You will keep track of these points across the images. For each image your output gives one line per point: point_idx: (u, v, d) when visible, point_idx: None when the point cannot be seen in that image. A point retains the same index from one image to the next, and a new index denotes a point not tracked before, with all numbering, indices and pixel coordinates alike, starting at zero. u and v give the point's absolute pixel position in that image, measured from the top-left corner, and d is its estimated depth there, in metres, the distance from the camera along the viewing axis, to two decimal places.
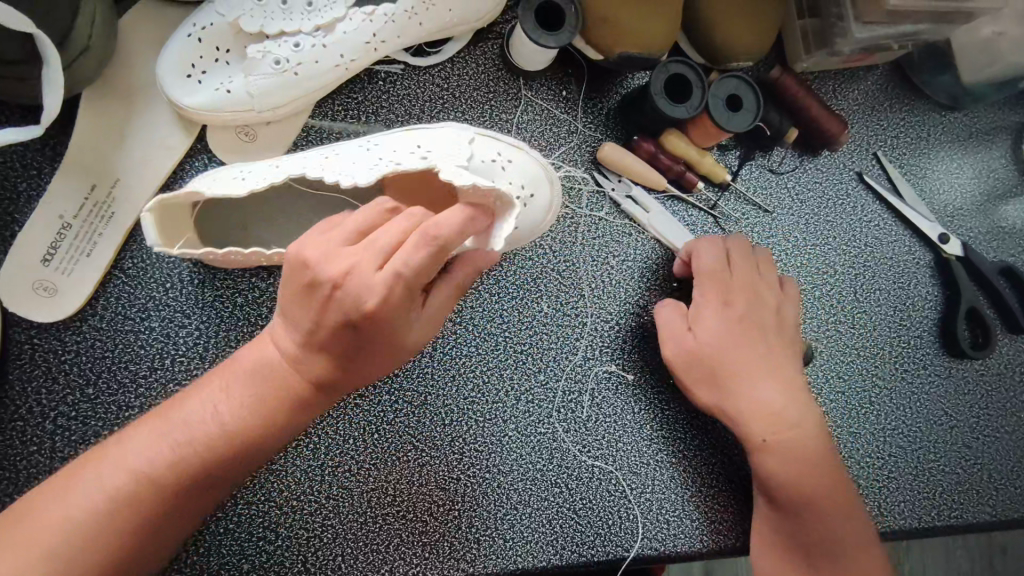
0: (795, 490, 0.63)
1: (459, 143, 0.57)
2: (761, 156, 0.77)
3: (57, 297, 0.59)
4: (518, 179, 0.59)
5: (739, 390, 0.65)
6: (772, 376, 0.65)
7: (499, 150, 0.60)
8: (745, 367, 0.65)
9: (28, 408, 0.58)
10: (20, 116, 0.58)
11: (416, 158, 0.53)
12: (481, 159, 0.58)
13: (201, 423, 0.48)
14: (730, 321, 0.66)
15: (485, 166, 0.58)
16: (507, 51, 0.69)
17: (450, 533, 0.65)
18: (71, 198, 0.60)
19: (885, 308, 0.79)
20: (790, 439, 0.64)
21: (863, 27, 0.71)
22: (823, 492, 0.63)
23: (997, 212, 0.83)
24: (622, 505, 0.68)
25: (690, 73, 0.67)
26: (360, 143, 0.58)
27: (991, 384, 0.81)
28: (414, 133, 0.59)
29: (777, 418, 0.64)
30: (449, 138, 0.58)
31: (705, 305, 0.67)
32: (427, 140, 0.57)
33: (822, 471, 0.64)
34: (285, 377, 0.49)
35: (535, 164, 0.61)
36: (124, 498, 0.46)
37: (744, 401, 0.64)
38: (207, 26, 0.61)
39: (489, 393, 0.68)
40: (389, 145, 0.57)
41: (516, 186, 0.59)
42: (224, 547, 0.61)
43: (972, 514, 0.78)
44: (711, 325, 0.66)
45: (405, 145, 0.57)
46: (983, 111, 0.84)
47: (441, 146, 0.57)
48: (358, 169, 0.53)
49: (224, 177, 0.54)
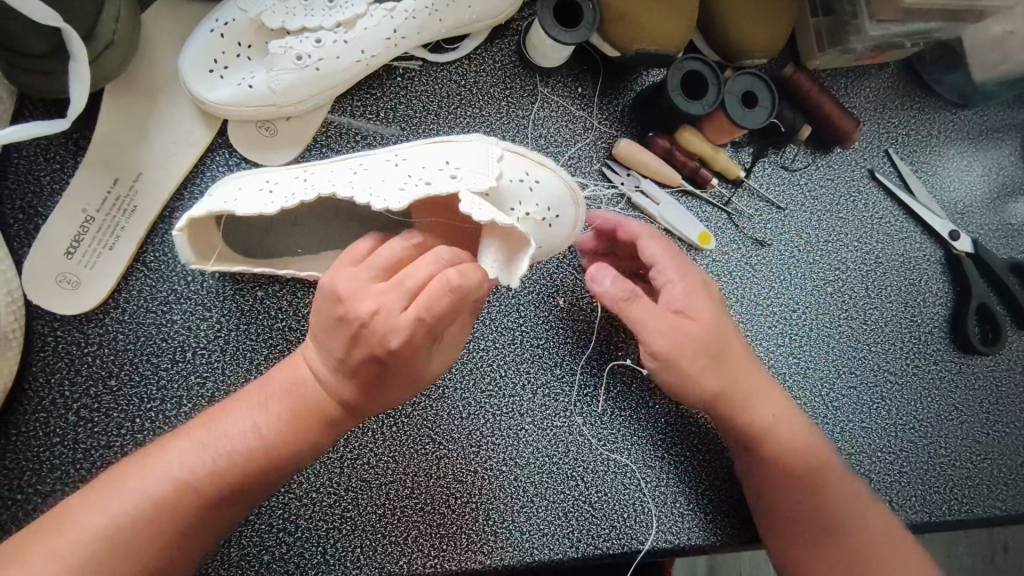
0: (796, 485, 0.62)
1: (488, 160, 0.57)
2: (774, 153, 0.78)
3: (80, 289, 0.60)
4: (540, 201, 0.60)
5: (729, 384, 0.61)
6: (760, 378, 0.64)
7: (526, 168, 0.60)
8: (729, 354, 0.62)
9: (51, 399, 0.59)
10: (44, 110, 0.59)
11: (446, 180, 0.54)
12: (508, 178, 0.58)
13: (237, 436, 0.48)
14: (706, 296, 0.62)
15: (511, 186, 0.58)
16: (525, 47, 0.70)
17: (468, 525, 0.65)
18: (93, 192, 0.60)
19: (897, 304, 0.80)
20: (782, 426, 0.63)
21: (876, 25, 0.72)
22: (843, 499, 0.63)
23: (1006, 210, 0.84)
24: (638, 497, 0.69)
25: (706, 70, 0.67)
26: (388, 154, 0.59)
27: (1000, 379, 0.81)
28: (445, 143, 0.59)
29: (766, 406, 0.63)
30: (479, 154, 0.58)
31: (682, 285, 0.61)
32: (457, 155, 0.57)
33: (822, 466, 0.63)
34: (320, 397, 0.50)
35: (560, 185, 0.60)
36: (162, 509, 0.46)
37: (737, 394, 0.62)
38: (229, 22, 0.61)
39: (506, 386, 0.68)
40: (418, 161, 0.57)
41: (538, 208, 0.60)
42: (244, 538, 0.62)
43: (983, 509, 0.78)
44: (697, 307, 0.61)
45: (434, 160, 0.57)
46: (992, 109, 0.84)
47: (471, 164, 0.57)
48: (387, 189, 0.53)
49: (247, 190, 0.56)
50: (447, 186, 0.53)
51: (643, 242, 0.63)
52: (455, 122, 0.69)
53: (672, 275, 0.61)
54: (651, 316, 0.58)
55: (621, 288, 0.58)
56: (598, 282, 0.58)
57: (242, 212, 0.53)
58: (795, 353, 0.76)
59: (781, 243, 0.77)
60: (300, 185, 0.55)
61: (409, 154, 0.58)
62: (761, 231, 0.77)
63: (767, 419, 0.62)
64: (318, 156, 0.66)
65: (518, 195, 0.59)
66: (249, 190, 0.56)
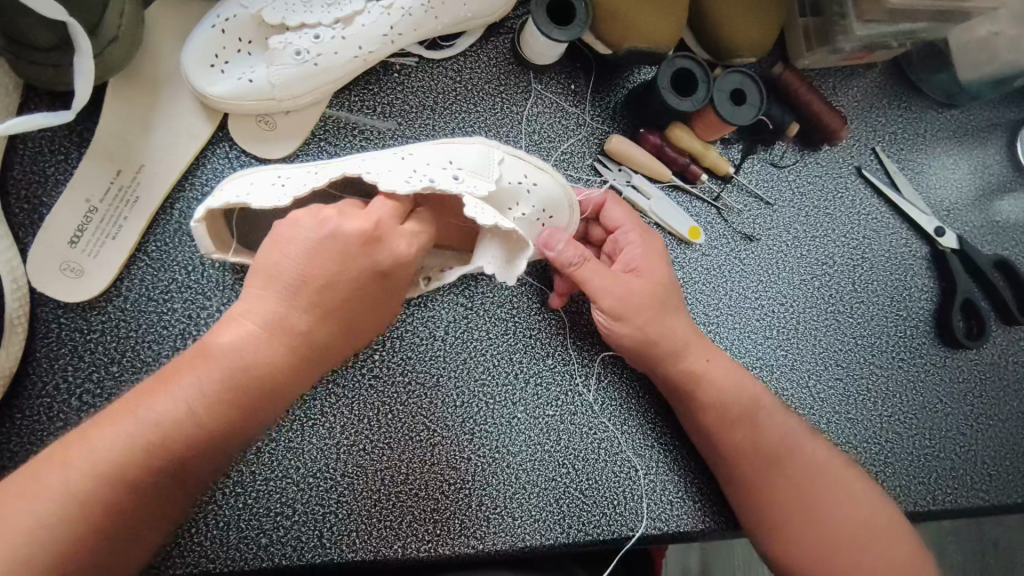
0: (735, 428, 0.65)
1: (491, 164, 0.61)
2: (763, 150, 0.79)
3: (83, 277, 0.61)
4: (536, 204, 0.63)
5: (667, 333, 0.64)
6: (709, 348, 0.67)
7: (525, 172, 0.62)
8: (670, 303, 0.66)
9: (55, 384, 0.60)
10: (50, 103, 0.61)
11: (450, 180, 0.57)
12: (507, 181, 0.62)
13: (168, 416, 0.46)
14: (660, 256, 0.67)
15: (509, 189, 0.62)
16: (519, 45, 0.71)
17: (461, 511, 0.67)
18: (97, 183, 0.62)
19: (882, 299, 0.82)
20: (714, 375, 0.65)
21: (863, 25, 0.73)
22: (824, 477, 0.65)
23: (991, 207, 0.85)
24: (627, 486, 0.70)
25: (696, 68, 0.69)
26: (397, 150, 0.61)
27: (984, 373, 0.83)
28: (451, 143, 0.62)
29: (697, 355, 0.65)
30: (481, 156, 0.61)
31: (639, 246, 0.66)
32: (461, 155, 0.61)
33: (761, 412, 0.66)
34: (258, 355, 0.49)
35: (557, 190, 0.64)
36: (93, 503, 0.44)
37: (671, 346, 0.64)
38: (230, 17, 0.63)
39: (498, 376, 0.70)
40: (421, 157, 0.60)
41: (534, 210, 0.63)
42: (241, 521, 0.63)
43: (967, 500, 0.80)
44: (650, 267, 0.66)
45: (437, 159, 0.60)
46: (978, 109, 0.86)
47: (473, 167, 0.60)
48: (393, 178, 0.57)
49: (258, 187, 0.57)
50: (451, 187, 0.57)
51: (605, 209, 0.67)
52: (450, 117, 0.71)
53: (631, 238, 0.66)
54: (599, 276, 0.63)
55: (573, 252, 0.62)
56: (553, 245, 0.62)
57: (256, 205, 0.56)
58: (782, 346, 0.78)
59: (770, 238, 0.79)
60: (310, 177, 0.58)
61: (416, 151, 0.61)
62: (751, 226, 0.78)
63: (698, 368, 0.65)
64: (316, 149, 0.67)
65: (515, 197, 0.62)
66: (261, 185, 0.58)
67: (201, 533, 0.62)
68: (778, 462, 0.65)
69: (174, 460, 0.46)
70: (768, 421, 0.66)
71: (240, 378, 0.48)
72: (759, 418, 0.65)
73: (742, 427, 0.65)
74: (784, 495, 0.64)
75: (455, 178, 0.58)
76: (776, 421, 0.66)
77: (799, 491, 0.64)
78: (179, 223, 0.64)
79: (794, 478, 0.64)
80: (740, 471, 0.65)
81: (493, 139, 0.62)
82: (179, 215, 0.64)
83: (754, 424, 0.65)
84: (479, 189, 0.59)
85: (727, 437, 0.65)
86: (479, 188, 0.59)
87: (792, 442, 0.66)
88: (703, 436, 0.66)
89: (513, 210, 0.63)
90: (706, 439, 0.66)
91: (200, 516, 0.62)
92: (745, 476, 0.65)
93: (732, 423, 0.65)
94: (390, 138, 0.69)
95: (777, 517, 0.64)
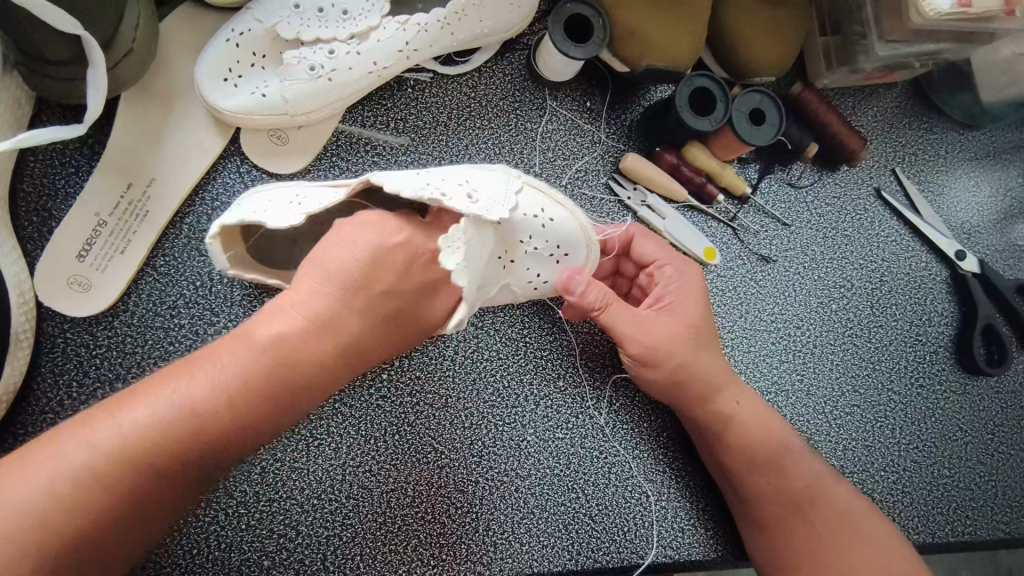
0: (759, 474, 0.64)
1: (508, 190, 0.58)
2: (781, 170, 0.78)
3: (90, 292, 0.60)
4: (550, 238, 0.60)
5: (696, 379, 0.63)
6: (743, 395, 0.66)
7: (541, 206, 0.61)
8: (702, 346, 0.65)
9: (59, 400, 0.59)
10: (62, 115, 0.60)
11: (463, 198, 0.53)
12: (522, 212, 0.59)
13: (179, 413, 0.44)
14: (698, 291, 0.66)
15: (525, 220, 0.59)
16: (534, 62, 0.71)
17: (467, 536, 0.65)
18: (106, 197, 0.61)
19: (901, 323, 0.80)
20: (744, 416, 0.65)
21: (885, 45, 0.72)
22: (840, 518, 0.64)
23: (1013, 231, 0.84)
24: (638, 512, 0.69)
25: (715, 87, 0.68)
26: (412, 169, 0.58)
27: (1005, 401, 0.81)
28: (472, 170, 0.60)
29: (728, 399, 0.65)
30: (499, 181, 0.58)
31: (676, 283, 0.65)
32: (478, 177, 0.57)
33: (789, 457, 0.65)
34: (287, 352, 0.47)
35: (574, 227, 0.62)
36: (90, 496, 0.42)
37: (697, 385, 0.63)
38: (244, 32, 0.62)
39: (509, 397, 0.68)
40: (437, 175, 0.57)
41: (546, 244, 0.60)
42: (244, 543, 0.62)
43: (986, 532, 0.78)
44: (685, 306, 0.64)
45: (454, 178, 0.57)
46: (1000, 130, 0.84)
47: (491, 189, 0.57)
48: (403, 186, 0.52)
49: (274, 203, 0.56)
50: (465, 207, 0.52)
51: (635, 244, 0.66)
52: (464, 134, 0.70)
53: (669, 274, 0.65)
54: (626, 321, 0.62)
55: (596, 294, 0.61)
56: (572, 289, 0.61)
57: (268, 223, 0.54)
58: (798, 370, 0.76)
59: (787, 261, 0.77)
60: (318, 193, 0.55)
61: (432, 171, 0.58)
62: (768, 247, 0.77)
63: (728, 411, 0.64)
64: (328, 164, 0.66)
65: (530, 228, 0.59)
66: (276, 203, 0.56)
67: (202, 554, 0.61)
68: (801, 507, 0.64)
69: (185, 449, 0.44)
70: (799, 467, 0.65)
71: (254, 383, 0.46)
72: (786, 466, 0.65)
73: (766, 475, 0.64)
74: (805, 541, 0.63)
75: (470, 196, 0.54)
76: (804, 466, 0.65)
77: (819, 536, 0.63)
78: (188, 238, 0.63)
79: (811, 521, 0.64)
80: (756, 513, 0.64)
81: (511, 169, 0.60)
82: (189, 229, 0.63)
83: (781, 472, 0.64)
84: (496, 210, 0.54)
85: (753, 482, 0.64)
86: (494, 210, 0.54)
87: (816, 486, 0.65)
88: (727, 479, 0.65)
89: (526, 241, 0.59)
90: (733, 484, 0.65)
91: (203, 537, 0.61)
92: (753, 511, 0.64)
93: (756, 470, 0.64)
94: (403, 155, 0.68)
95: (795, 556, 0.63)
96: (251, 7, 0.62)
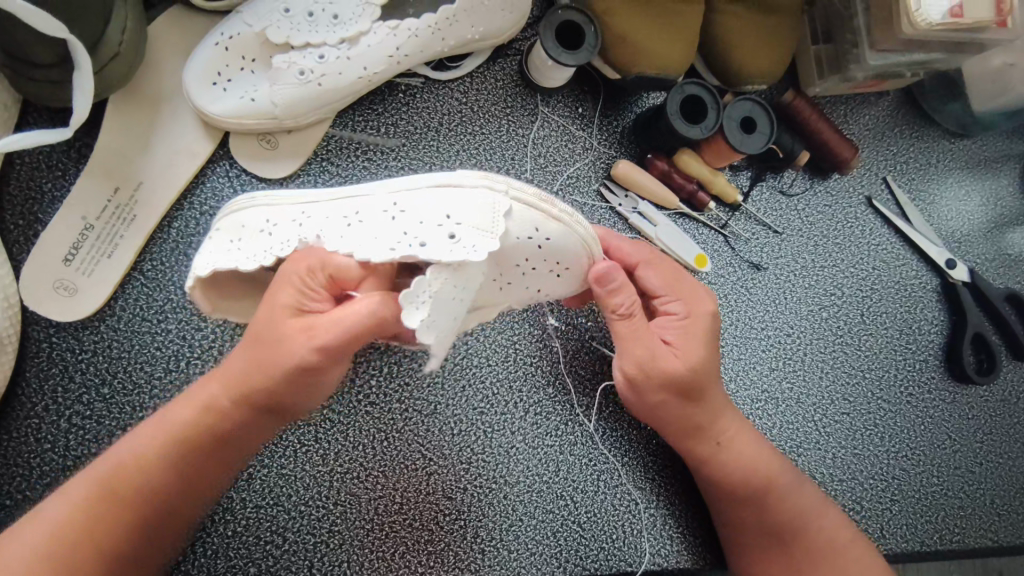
0: (743, 507, 0.64)
1: (495, 217, 0.52)
2: (772, 178, 0.78)
3: (76, 296, 0.60)
4: (547, 256, 0.56)
5: (685, 413, 0.62)
6: (733, 435, 0.64)
7: (536, 225, 0.55)
8: (704, 385, 0.62)
9: (44, 405, 0.59)
10: (50, 118, 0.60)
11: (443, 241, 0.50)
12: (515, 236, 0.54)
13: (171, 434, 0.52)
14: (700, 335, 0.62)
15: (517, 245, 0.54)
16: (526, 67, 0.70)
17: (455, 542, 0.65)
18: (94, 200, 0.61)
19: (892, 331, 0.80)
20: (735, 453, 0.64)
21: (876, 54, 0.72)
22: (824, 534, 0.64)
23: (1003, 239, 0.84)
24: (626, 519, 0.69)
25: (706, 95, 0.68)
26: (387, 198, 0.55)
27: (995, 409, 0.81)
28: (450, 186, 0.54)
29: (707, 440, 0.64)
30: (484, 204, 0.52)
31: (681, 321, 0.62)
32: (460, 205, 0.52)
33: (779, 491, 0.64)
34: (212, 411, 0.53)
35: (571, 241, 0.56)
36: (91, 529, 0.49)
37: (694, 421, 0.63)
38: (233, 36, 0.61)
39: (497, 404, 0.68)
40: (414, 211, 0.53)
41: (544, 262, 0.56)
42: (229, 550, 0.62)
43: (974, 540, 0.78)
44: (685, 344, 0.61)
45: (432, 213, 0.52)
46: (991, 139, 0.85)
47: (474, 220, 0.51)
48: (376, 248, 0.51)
49: (251, 234, 0.55)
50: (446, 254, 0.49)
51: (642, 271, 0.63)
52: (455, 139, 0.70)
53: (674, 309, 0.62)
54: (638, 336, 0.59)
55: (625, 299, 0.58)
56: (605, 282, 0.57)
57: (247, 266, 0.53)
58: (788, 378, 0.76)
59: (777, 269, 0.77)
60: (296, 231, 0.54)
61: (407, 202, 0.54)
62: (758, 255, 0.77)
63: (705, 453, 0.64)
64: (318, 169, 0.66)
65: (523, 253, 0.55)
66: (253, 231, 0.56)
67: (187, 561, 0.61)
68: (781, 538, 0.64)
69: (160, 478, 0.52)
70: (785, 506, 0.64)
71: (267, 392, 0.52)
72: (771, 502, 0.64)
73: (750, 505, 0.64)
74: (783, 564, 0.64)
75: (451, 238, 0.50)
76: (792, 502, 0.64)
77: (791, 562, 0.64)
78: (176, 242, 0.63)
79: (789, 548, 0.64)
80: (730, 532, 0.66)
81: (500, 183, 0.54)
82: (176, 234, 0.63)
83: (768, 508, 0.64)
84: (477, 251, 0.49)
85: (738, 511, 0.65)
86: (479, 248, 0.49)
87: (801, 519, 0.64)
88: (722, 500, 0.65)
89: (523, 265, 0.56)
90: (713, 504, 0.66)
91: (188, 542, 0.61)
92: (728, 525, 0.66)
93: (739, 503, 0.64)
94: (393, 159, 0.68)
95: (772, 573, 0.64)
96: (242, 10, 0.62)
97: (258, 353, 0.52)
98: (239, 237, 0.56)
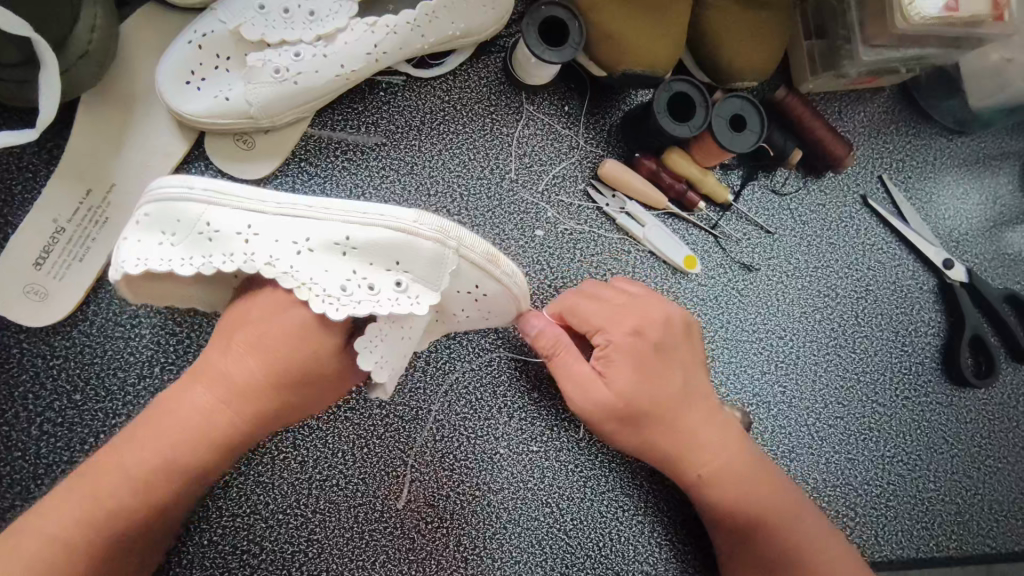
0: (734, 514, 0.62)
1: (442, 277, 0.53)
2: (764, 177, 0.76)
3: (47, 301, 0.58)
4: (484, 306, 0.58)
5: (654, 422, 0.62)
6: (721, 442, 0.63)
7: (476, 281, 0.56)
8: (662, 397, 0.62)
9: (15, 412, 0.58)
10: (19, 119, 0.59)
11: (392, 293, 0.52)
12: (455, 287, 0.56)
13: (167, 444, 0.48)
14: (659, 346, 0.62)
15: (455, 292, 0.57)
16: (510, 64, 0.69)
17: (438, 551, 0.64)
18: (66, 203, 0.60)
19: (887, 333, 0.78)
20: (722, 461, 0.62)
21: (869, 50, 0.70)
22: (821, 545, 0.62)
23: (1002, 239, 0.82)
24: (613, 526, 0.67)
25: (694, 92, 0.66)
26: (341, 229, 0.52)
27: (993, 413, 0.79)
28: (403, 232, 0.52)
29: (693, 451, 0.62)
30: (435, 261, 0.52)
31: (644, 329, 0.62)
32: (410, 254, 0.52)
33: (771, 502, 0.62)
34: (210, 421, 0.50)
35: (507, 299, 0.58)
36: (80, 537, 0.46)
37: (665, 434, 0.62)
38: (208, 33, 0.60)
39: (481, 409, 0.66)
40: (363, 253, 0.52)
41: (477, 308, 0.59)
42: (206, 559, 0.60)
43: (972, 546, 0.76)
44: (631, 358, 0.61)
45: (382, 258, 0.52)
46: (990, 136, 0.83)
47: (421, 275, 0.52)
48: (324, 291, 0.52)
49: (186, 232, 0.52)
50: (390, 309, 0.51)
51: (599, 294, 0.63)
52: (437, 138, 0.68)
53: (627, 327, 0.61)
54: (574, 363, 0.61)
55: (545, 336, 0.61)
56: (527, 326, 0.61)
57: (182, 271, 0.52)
58: (780, 381, 0.75)
59: (769, 270, 0.76)
60: (240, 247, 0.52)
61: (358, 238, 0.52)
62: (750, 256, 0.75)
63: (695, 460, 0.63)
64: (296, 169, 0.65)
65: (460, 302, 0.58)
66: (188, 230, 0.53)
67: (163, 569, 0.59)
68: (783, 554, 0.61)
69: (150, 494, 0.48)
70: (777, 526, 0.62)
71: (281, 408, 0.53)
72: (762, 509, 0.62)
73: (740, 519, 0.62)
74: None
75: (398, 286, 0.52)
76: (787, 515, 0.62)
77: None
78: None
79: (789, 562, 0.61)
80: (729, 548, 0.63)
81: (452, 243, 0.53)
82: None
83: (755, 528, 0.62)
84: (419, 308, 0.52)
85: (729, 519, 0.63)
86: (423, 302, 0.52)
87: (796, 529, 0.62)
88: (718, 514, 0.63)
89: (459, 310, 0.58)
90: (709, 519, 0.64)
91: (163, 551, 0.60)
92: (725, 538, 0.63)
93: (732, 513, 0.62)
94: (374, 159, 0.67)
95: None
96: (216, 7, 0.60)
97: (268, 366, 0.51)
98: (173, 230, 0.53)
